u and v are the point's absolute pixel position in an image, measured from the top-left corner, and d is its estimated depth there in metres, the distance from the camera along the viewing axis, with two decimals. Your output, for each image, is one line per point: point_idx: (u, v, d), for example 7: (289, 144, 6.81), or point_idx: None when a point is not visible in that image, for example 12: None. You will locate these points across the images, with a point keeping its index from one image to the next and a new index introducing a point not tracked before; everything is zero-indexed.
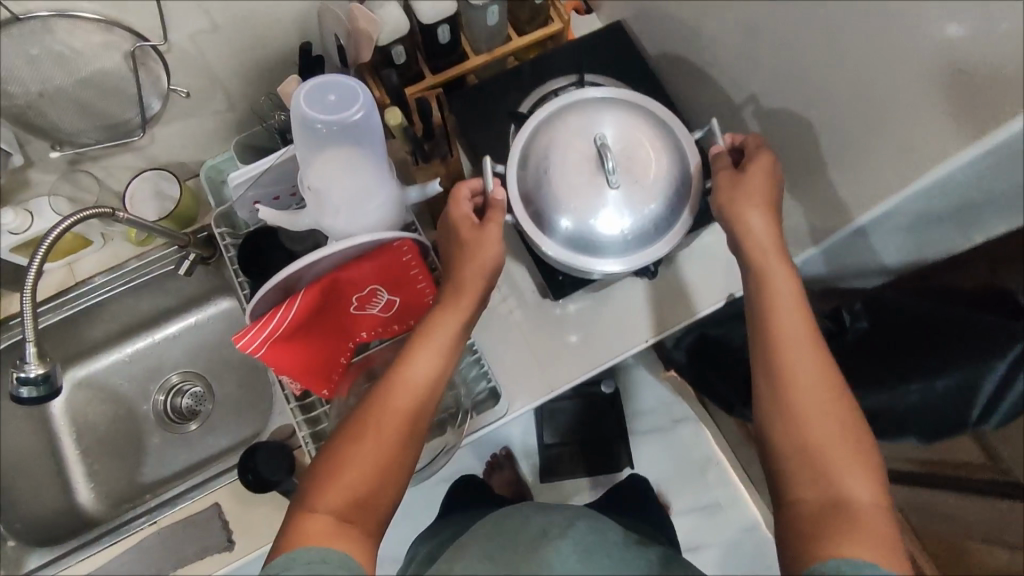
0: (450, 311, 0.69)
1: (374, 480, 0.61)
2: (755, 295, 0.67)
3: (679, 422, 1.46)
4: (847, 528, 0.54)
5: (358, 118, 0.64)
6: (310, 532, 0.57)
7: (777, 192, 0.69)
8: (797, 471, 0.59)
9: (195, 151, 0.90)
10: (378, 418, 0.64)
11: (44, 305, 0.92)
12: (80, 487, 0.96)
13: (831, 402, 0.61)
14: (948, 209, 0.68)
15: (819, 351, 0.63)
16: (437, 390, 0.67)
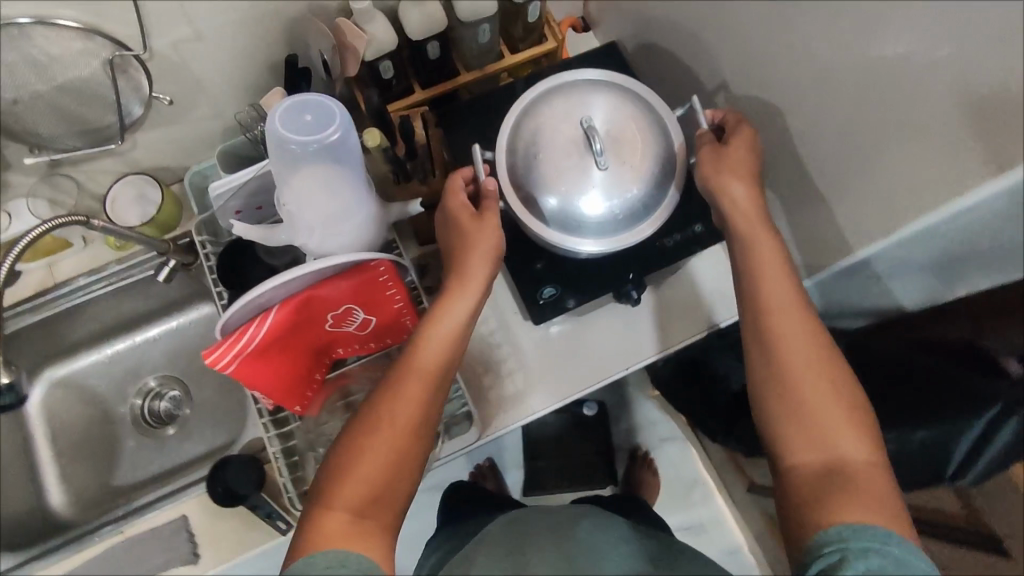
0: (456, 294, 0.69)
1: (389, 474, 0.59)
2: (744, 266, 0.68)
3: (665, 441, 1.44)
4: (846, 491, 0.54)
5: (336, 139, 0.63)
6: (327, 531, 0.54)
7: (759, 162, 0.72)
8: (789, 434, 0.60)
9: (179, 156, 0.89)
10: (391, 410, 0.62)
11: (23, 304, 0.92)
12: (52, 489, 0.95)
13: (820, 363, 0.62)
14: (945, 240, 0.67)
15: (807, 321, 0.64)
16: (447, 374, 0.66)
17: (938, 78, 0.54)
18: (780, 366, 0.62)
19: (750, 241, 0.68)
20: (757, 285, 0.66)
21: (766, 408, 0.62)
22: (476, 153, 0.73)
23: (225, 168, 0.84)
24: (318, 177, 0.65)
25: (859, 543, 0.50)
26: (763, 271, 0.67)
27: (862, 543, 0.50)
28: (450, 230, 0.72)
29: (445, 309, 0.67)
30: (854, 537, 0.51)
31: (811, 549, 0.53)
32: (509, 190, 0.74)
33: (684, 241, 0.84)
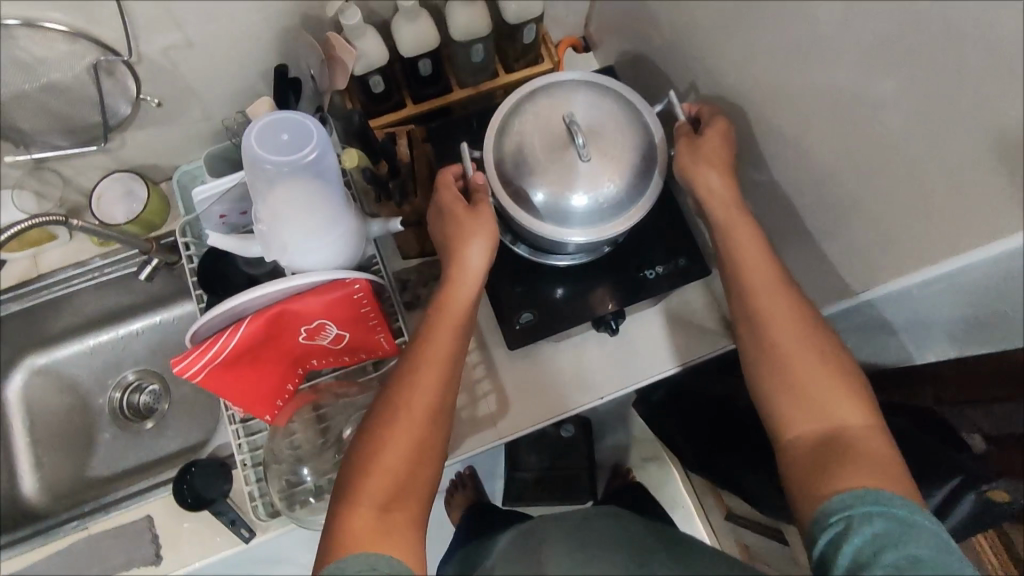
0: (460, 284, 0.70)
1: (410, 465, 0.61)
2: (731, 265, 0.69)
3: (649, 461, 1.42)
4: (846, 459, 0.56)
5: (312, 157, 0.65)
6: (355, 529, 0.56)
7: (734, 155, 0.71)
8: (788, 408, 0.62)
9: (168, 155, 0.89)
10: (408, 404, 0.64)
11: (5, 294, 0.93)
12: (26, 476, 0.96)
13: (809, 338, 0.64)
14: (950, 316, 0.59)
15: (798, 304, 0.66)
16: (457, 355, 0.68)
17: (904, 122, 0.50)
18: (778, 355, 0.64)
19: (740, 247, 0.69)
20: (750, 279, 0.67)
21: (764, 385, 0.64)
22: (463, 153, 0.73)
23: (212, 172, 0.84)
24: (296, 191, 0.65)
25: (863, 509, 0.51)
26: (753, 266, 0.68)
27: (865, 507, 0.51)
28: (440, 221, 0.72)
29: (451, 299, 0.69)
30: (858, 503, 0.52)
31: (817, 520, 0.54)
32: (497, 185, 0.71)
33: (666, 274, 0.85)
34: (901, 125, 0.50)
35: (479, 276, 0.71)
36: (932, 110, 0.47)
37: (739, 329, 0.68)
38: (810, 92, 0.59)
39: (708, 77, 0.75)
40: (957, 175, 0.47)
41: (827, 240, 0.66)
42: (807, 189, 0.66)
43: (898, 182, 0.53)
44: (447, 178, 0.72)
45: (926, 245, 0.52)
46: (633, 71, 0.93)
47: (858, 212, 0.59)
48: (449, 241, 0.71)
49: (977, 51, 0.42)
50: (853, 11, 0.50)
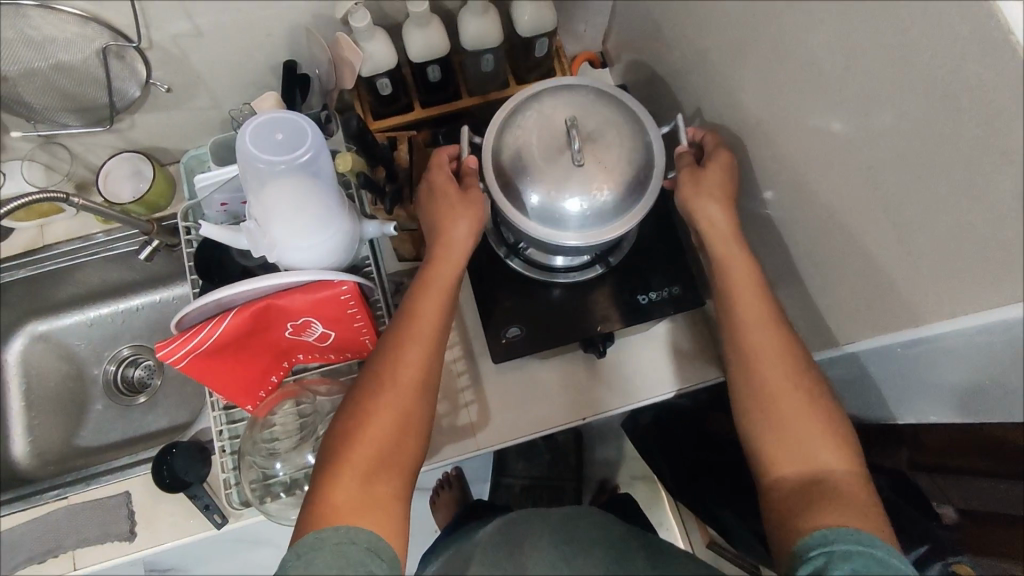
0: (446, 262, 0.70)
1: (395, 438, 0.61)
2: (720, 296, 0.68)
3: (637, 479, 1.37)
4: (830, 499, 0.55)
5: (307, 158, 0.66)
6: (337, 502, 0.55)
7: (736, 187, 0.70)
8: (774, 439, 0.61)
9: (178, 138, 0.91)
10: (395, 376, 0.63)
11: (8, 262, 0.94)
12: (17, 439, 0.97)
13: (794, 381, 0.62)
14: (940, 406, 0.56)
15: (785, 336, 0.64)
16: (442, 331, 0.68)
17: (896, 174, 0.49)
18: (767, 396, 0.62)
19: (732, 272, 0.67)
20: (738, 307, 0.66)
21: (749, 414, 0.63)
22: (464, 135, 0.75)
23: (218, 159, 0.85)
24: (287, 191, 0.66)
25: (843, 546, 0.50)
26: (739, 291, 0.67)
27: (847, 545, 0.50)
28: (437, 204, 0.72)
29: (437, 276, 0.69)
30: (840, 539, 0.50)
31: (799, 552, 0.53)
32: (492, 184, 0.70)
33: (659, 300, 0.84)
34: (897, 184, 0.49)
35: (464, 250, 0.71)
36: (929, 173, 0.46)
37: (728, 368, 0.67)
38: (810, 134, 0.58)
39: (715, 108, 0.74)
40: (949, 244, 0.45)
41: (820, 286, 0.64)
42: (803, 229, 0.64)
43: (889, 238, 0.51)
44: (441, 158, 0.73)
45: (916, 298, 0.51)
46: (646, 93, 0.92)
47: (850, 259, 0.58)
48: (439, 227, 0.71)
49: (974, 117, 0.41)
50: (856, 61, 0.49)
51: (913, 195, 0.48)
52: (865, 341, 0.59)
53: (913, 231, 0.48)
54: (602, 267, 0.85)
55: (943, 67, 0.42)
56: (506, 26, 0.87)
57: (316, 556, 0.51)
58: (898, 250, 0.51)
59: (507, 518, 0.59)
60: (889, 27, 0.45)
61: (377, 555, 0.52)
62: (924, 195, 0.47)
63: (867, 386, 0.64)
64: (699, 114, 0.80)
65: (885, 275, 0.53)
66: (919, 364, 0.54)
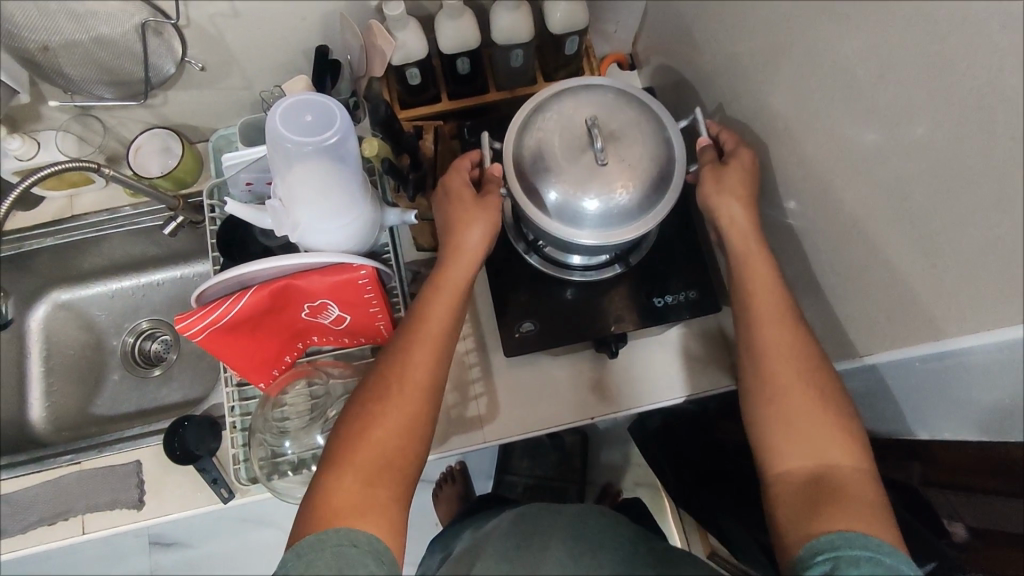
0: (456, 267, 0.71)
1: (400, 444, 0.61)
2: (740, 304, 0.67)
3: (641, 485, 1.36)
4: (835, 502, 0.54)
5: (333, 141, 0.66)
6: (338, 503, 0.56)
7: (756, 183, 0.69)
8: (780, 445, 0.60)
9: (208, 117, 0.93)
10: (402, 381, 0.64)
11: (38, 229, 0.96)
12: (35, 403, 1.00)
13: (804, 375, 0.62)
14: (961, 423, 0.55)
15: (804, 341, 0.64)
16: (451, 332, 0.69)
17: (924, 183, 0.48)
18: (778, 391, 0.62)
19: (751, 276, 0.67)
20: (753, 314, 0.66)
21: (758, 420, 0.62)
22: (483, 140, 0.75)
23: (246, 138, 0.87)
24: (314, 173, 0.67)
25: (851, 551, 0.49)
26: (759, 292, 0.66)
27: (855, 550, 0.49)
28: (451, 205, 0.73)
29: (448, 280, 0.70)
30: (847, 545, 0.49)
31: (802, 559, 0.51)
32: (513, 178, 0.71)
33: (675, 304, 0.83)
34: (923, 198, 0.49)
35: (476, 256, 0.72)
36: (959, 191, 0.45)
37: (740, 358, 0.67)
38: (838, 141, 0.58)
39: (742, 114, 0.74)
40: (974, 267, 0.45)
41: (841, 298, 0.64)
42: (823, 238, 0.64)
43: (912, 253, 0.51)
44: (461, 164, 0.74)
45: (940, 316, 0.50)
46: (673, 97, 0.92)
47: (871, 271, 0.57)
48: (453, 226, 0.72)
49: (1008, 130, 0.41)
50: (890, 70, 0.49)
51: (940, 209, 0.47)
52: (883, 352, 0.59)
53: (943, 250, 0.48)
54: (621, 267, 0.84)
55: (979, 78, 0.42)
56: (537, 22, 0.88)
57: (317, 556, 0.51)
58: (927, 266, 0.50)
59: (525, 507, 0.59)
60: (923, 35, 0.46)
61: (379, 556, 0.52)
62: (951, 211, 0.46)
63: (889, 399, 0.63)
64: (721, 112, 0.80)
65: (910, 292, 0.53)
66: (939, 380, 0.54)
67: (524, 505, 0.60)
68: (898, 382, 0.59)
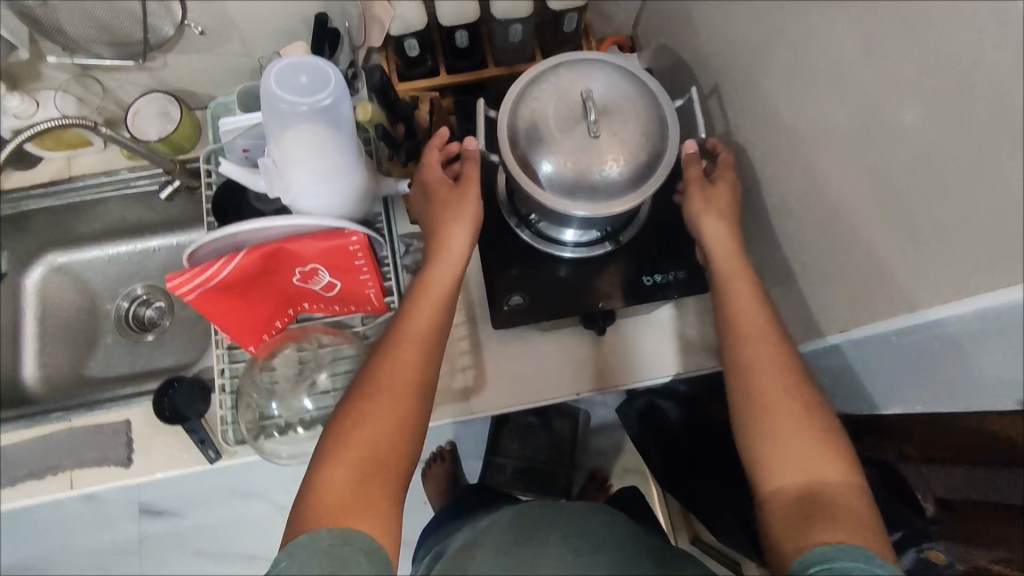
0: (444, 264, 0.70)
1: (393, 441, 0.60)
2: (723, 313, 0.68)
3: (628, 471, 1.37)
4: (829, 515, 0.53)
5: (328, 104, 0.66)
6: (329, 504, 0.55)
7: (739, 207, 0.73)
8: (770, 459, 0.58)
9: (207, 83, 0.93)
10: (391, 378, 0.63)
11: (37, 189, 0.98)
12: (28, 361, 1.00)
13: (783, 377, 0.62)
14: (929, 392, 0.57)
15: (780, 344, 0.64)
16: (441, 328, 0.68)
17: (903, 157, 0.50)
18: (756, 393, 0.62)
19: (736, 293, 0.67)
20: (740, 328, 0.66)
21: (744, 430, 0.61)
22: (477, 109, 0.75)
23: (244, 105, 0.87)
24: (308, 135, 0.67)
25: (842, 562, 0.48)
26: (744, 306, 0.67)
27: (845, 562, 0.48)
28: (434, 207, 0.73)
29: (436, 276, 0.69)
30: (839, 556, 0.48)
31: (797, 570, 0.50)
32: (507, 148, 0.71)
33: (664, 283, 0.84)
34: (909, 184, 0.49)
35: (464, 252, 0.71)
36: (950, 190, 0.45)
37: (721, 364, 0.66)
38: (825, 121, 0.58)
39: (735, 93, 0.75)
40: (959, 259, 0.46)
41: (821, 277, 0.65)
42: (809, 217, 0.65)
43: (892, 230, 0.52)
44: (433, 155, 0.72)
45: (915, 288, 0.51)
46: (672, 79, 0.92)
47: (851, 250, 0.58)
48: (438, 225, 0.72)
49: (987, 103, 0.41)
50: (875, 46, 0.50)
51: (924, 188, 0.48)
52: (858, 332, 0.60)
53: (938, 239, 0.48)
54: (611, 245, 0.85)
55: (960, 50, 0.43)
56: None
57: (305, 555, 0.50)
58: (918, 250, 0.50)
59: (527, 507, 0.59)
60: (908, 9, 0.46)
61: (371, 553, 0.52)
62: (934, 188, 0.47)
63: (865, 375, 0.64)
64: (716, 92, 0.80)
65: (890, 271, 0.54)
66: (912, 353, 0.55)
67: (525, 505, 0.60)
68: (871, 358, 0.61)
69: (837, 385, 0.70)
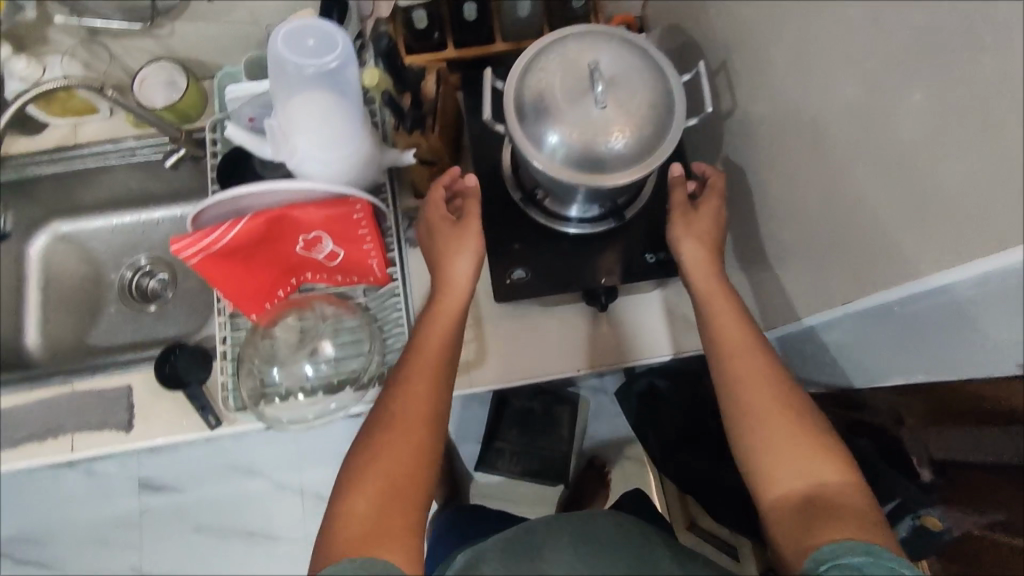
0: (452, 296, 0.71)
1: (411, 468, 0.60)
2: (704, 324, 0.69)
3: (626, 458, 1.37)
4: (832, 516, 0.53)
5: (335, 66, 0.67)
6: (351, 536, 0.55)
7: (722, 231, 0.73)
8: (769, 467, 0.59)
9: (214, 52, 0.93)
10: (404, 406, 0.63)
11: (40, 155, 0.98)
12: (31, 327, 1.01)
13: (762, 374, 0.63)
14: (933, 355, 0.57)
15: (756, 342, 0.66)
16: (450, 355, 0.69)
17: (908, 130, 0.49)
18: (738, 390, 0.63)
19: (716, 316, 0.68)
20: (722, 348, 0.66)
21: (738, 438, 0.61)
22: (484, 79, 0.73)
23: (250, 74, 0.87)
24: (313, 97, 0.67)
25: (849, 558, 0.49)
26: (726, 330, 0.67)
27: (854, 558, 0.49)
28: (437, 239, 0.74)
29: (445, 307, 0.71)
30: (848, 552, 0.49)
31: (807, 569, 0.51)
32: (513, 119, 0.71)
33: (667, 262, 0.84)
34: (916, 178, 0.49)
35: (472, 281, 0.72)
36: (957, 197, 0.45)
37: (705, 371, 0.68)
38: (831, 94, 0.58)
39: (742, 69, 0.74)
40: (962, 253, 0.46)
41: (821, 252, 0.65)
42: (813, 192, 0.64)
43: (897, 204, 0.52)
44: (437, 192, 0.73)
45: (916, 261, 0.51)
46: (680, 58, 0.92)
47: (856, 227, 0.58)
48: (442, 258, 0.73)
49: (993, 66, 0.41)
50: (882, 13, 0.50)
51: (928, 166, 0.48)
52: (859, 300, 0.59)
53: (941, 229, 0.48)
54: (615, 222, 0.84)
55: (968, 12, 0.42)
56: None
57: None
58: (923, 237, 0.50)
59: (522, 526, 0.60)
60: None
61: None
62: (940, 171, 0.47)
63: (871, 345, 0.64)
64: (724, 68, 0.79)
65: (896, 255, 0.53)
66: (914, 316, 0.55)
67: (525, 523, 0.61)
68: (873, 325, 0.61)
69: (842, 360, 0.70)
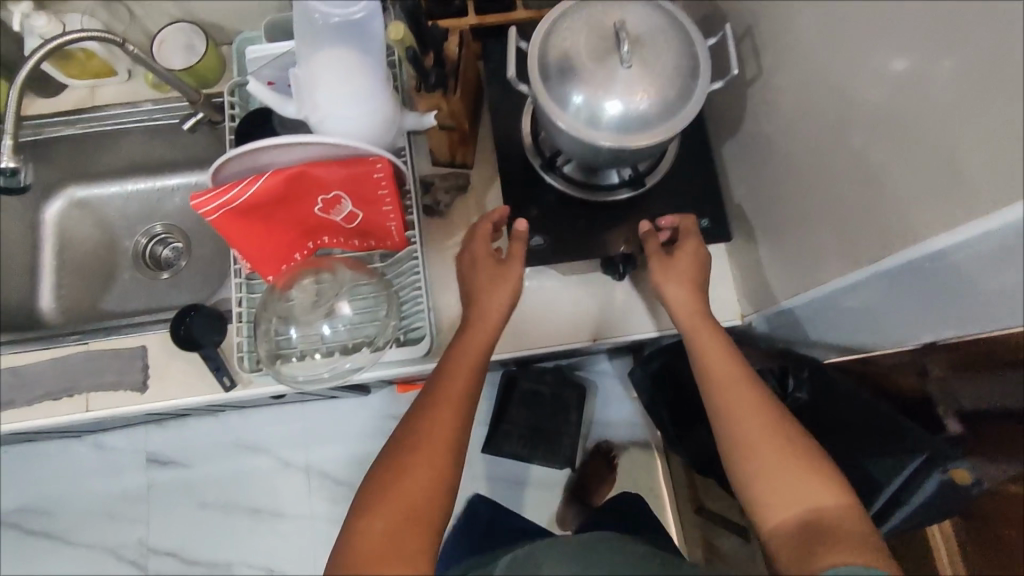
0: (483, 325, 0.72)
1: (430, 492, 0.60)
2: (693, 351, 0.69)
3: (635, 444, 1.36)
4: (831, 541, 0.54)
5: (360, 16, 0.71)
6: (365, 557, 0.55)
7: (703, 272, 0.74)
8: (766, 496, 0.59)
9: (232, 16, 0.93)
10: (432, 426, 0.63)
11: (57, 116, 0.97)
12: (47, 291, 1.02)
13: (751, 399, 0.64)
14: (954, 313, 0.56)
15: (740, 367, 0.67)
16: (477, 379, 0.69)
17: (937, 94, 0.49)
18: (729, 417, 0.63)
19: (702, 349, 0.69)
20: (712, 383, 0.66)
21: (732, 467, 0.62)
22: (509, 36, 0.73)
23: (269, 36, 0.87)
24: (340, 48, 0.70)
25: None
26: (713, 361, 0.67)
27: None
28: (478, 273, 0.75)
29: (476, 333, 0.71)
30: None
31: None
32: (536, 79, 0.71)
33: None
34: (945, 171, 0.49)
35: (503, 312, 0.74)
36: (991, 205, 0.45)
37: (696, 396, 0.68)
38: (859, 55, 0.57)
39: (765, 35, 0.73)
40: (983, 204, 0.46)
41: (836, 223, 0.65)
42: (836, 159, 0.63)
43: (923, 172, 0.51)
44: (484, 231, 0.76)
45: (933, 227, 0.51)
46: (703, 29, 0.90)
47: (877, 201, 0.57)
48: (478, 294, 0.74)
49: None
50: None
51: (955, 139, 0.47)
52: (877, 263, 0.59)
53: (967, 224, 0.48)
54: (631, 191, 0.84)
55: None
56: None
57: None
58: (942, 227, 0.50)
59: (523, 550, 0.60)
60: None
61: None
62: (966, 150, 0.47)
63: (893, 309, 0.63)
64: (746, 35, 0.77)
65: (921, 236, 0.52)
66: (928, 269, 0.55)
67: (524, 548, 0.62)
68: (889, 287, 0.61)
69: (863, 328, 0.70)
